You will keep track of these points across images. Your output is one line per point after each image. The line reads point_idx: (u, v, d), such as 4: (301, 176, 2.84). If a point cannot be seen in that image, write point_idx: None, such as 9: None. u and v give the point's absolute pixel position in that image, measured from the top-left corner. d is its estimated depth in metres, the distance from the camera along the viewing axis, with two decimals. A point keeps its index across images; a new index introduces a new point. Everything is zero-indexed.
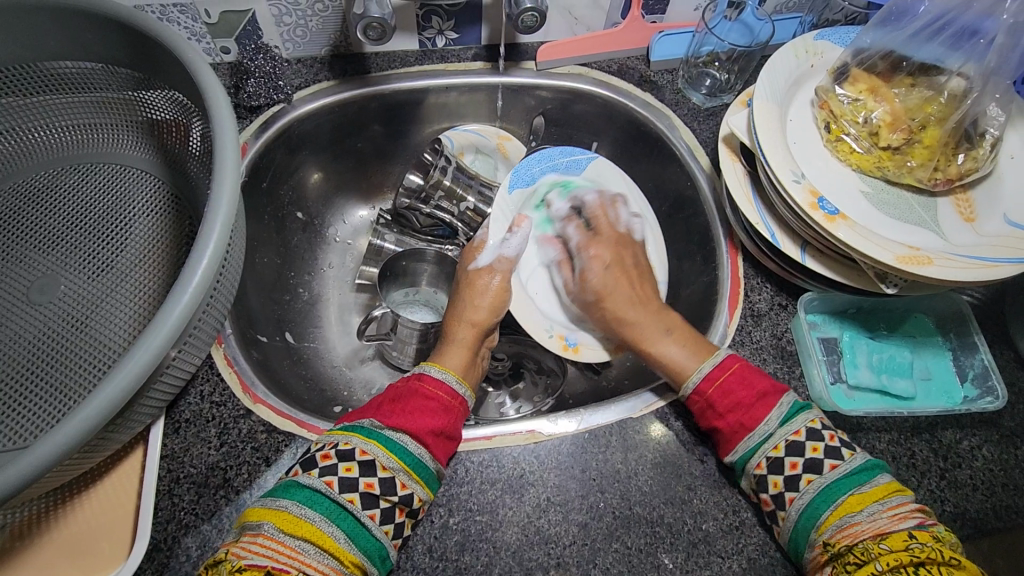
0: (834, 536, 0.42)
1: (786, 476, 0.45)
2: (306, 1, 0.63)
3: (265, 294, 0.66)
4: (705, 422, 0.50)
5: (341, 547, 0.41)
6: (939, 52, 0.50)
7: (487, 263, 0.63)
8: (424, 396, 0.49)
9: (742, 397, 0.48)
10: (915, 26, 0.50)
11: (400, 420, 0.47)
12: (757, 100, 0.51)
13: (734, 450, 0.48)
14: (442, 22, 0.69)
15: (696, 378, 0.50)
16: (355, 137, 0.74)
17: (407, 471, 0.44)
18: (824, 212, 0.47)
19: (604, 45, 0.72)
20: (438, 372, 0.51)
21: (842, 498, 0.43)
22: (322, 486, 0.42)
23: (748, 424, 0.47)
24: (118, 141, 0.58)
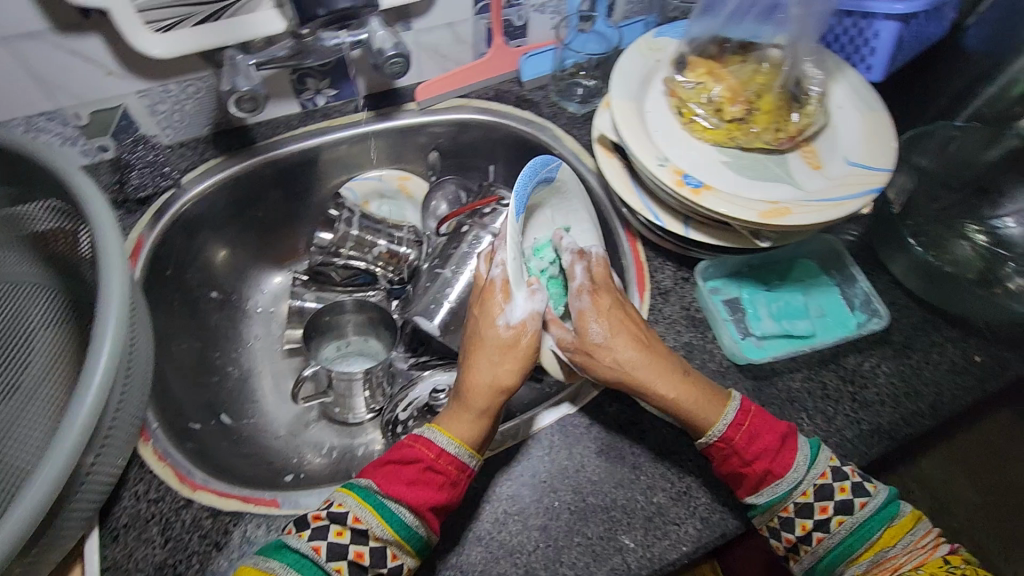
0: (870, 569, 0.46)
1: (816, 519, 0.46)
2: (177, 87, 0.64)
3: (190, 380, 0.64)
4: (728, 468, 0.48)
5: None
6: (753, 28, 0.57)
7: (519, 318, 0.49)
8: (431, 467, 0.45)
9: (768, 442, 0.47)
10: (726, 13, 0.56)
11: (401, 489, 0.44)
12: (614, 100, 0.56)
13: (760, 492, 0.47)
14: (318, 82, 0.72)
15: (721, 427, 0.47)
16: (256, 206, 0.74)
17: (401, 546, 0.43)
18: (690, 187, 0.52)
19: (477, 75, 0.76)
20: (450, 445, 0.46)
21: (876, 535, 0.46)
22: (312, 553, 0.41)
23: (778, 469, 0.46)
24: (5, 262, 0.57)
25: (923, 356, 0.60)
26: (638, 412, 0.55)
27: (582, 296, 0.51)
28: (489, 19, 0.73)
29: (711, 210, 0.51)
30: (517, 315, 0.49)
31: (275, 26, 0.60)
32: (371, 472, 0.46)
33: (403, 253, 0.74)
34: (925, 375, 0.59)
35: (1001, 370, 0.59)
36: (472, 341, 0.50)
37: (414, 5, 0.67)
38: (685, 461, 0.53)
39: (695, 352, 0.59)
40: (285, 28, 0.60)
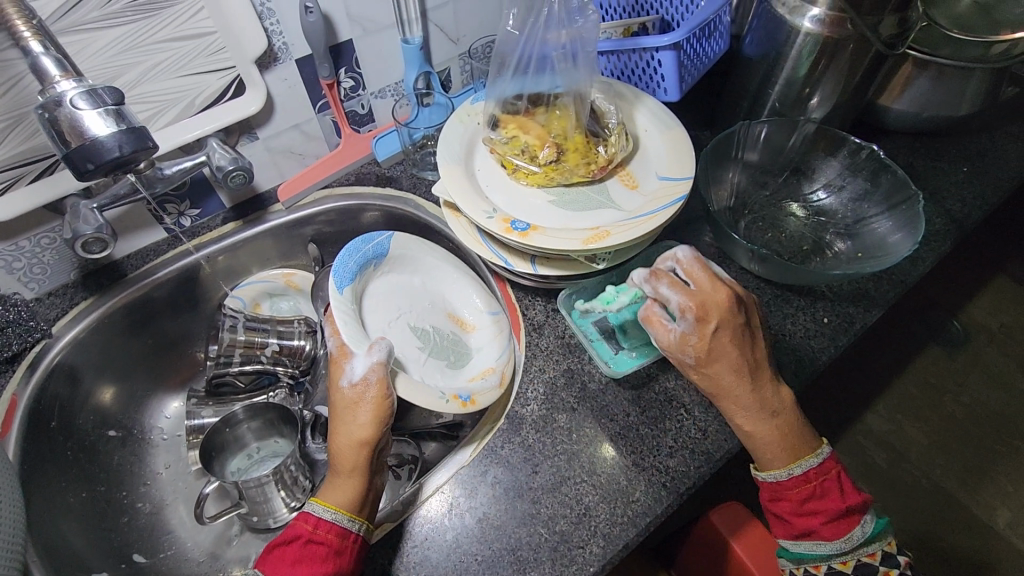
0: None
1: (834, 570, 0.51)
2: (29, 242, 0.65)
3: (92, 529, 0.63)
4: (779, 510, 0.52)
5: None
6: (533, 81, 0.62)
7: (359, 372, 0.55)
8: (313, 542, 0.48)
9: (824, 509, 0.50)
10: (510, 71, 0.61)
11: (288, 570, 0.47)
12: (440, 168, 0.61)
13: (797, 542, 0.51)
14: (178, 205, 0.74)
15: (786, 475, 0.51)
16: (140, 337, 0.75)
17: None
18: (518, 231, 0.56)
19: (334, 165, 0.81)
20: (327, 513, 0.49)
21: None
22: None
23: (821, 536, 0.50)
24: None
25: (779, 328, 0.65)
26: (530, 447, 0.58)
27: (685, 317, 0.51)
28: (332, 114, 0.78)
29: (541, 249, 0.55)
30: (358, 373, 0.55)
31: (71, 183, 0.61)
32: (267, 559, 0.49)
33: (298, 346, 0.76)
34: (784, 346, 0.63)
35: (850, 325, 0.65)
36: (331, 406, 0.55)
37: (252, 117, 0.71)
38: (580, 483, 0.55)
39: (576, 376, 0.62)
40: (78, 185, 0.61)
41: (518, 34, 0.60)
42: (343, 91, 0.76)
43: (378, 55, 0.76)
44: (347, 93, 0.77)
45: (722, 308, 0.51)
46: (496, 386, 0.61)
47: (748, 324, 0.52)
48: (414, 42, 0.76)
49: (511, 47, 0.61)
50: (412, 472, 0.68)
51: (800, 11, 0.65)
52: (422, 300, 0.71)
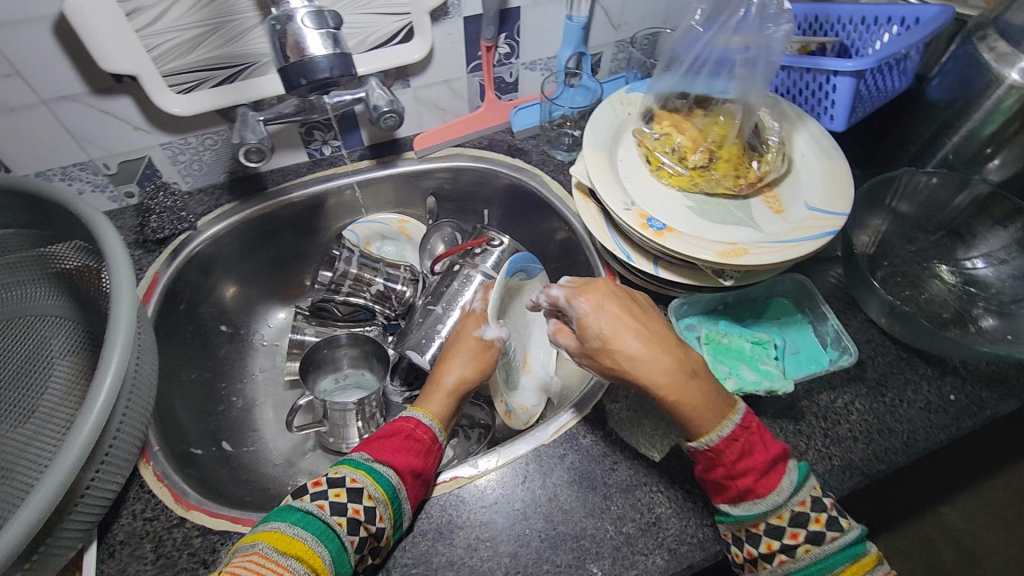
0: None
1: (787, 545, 0.46)
2: (196, 140, 0.71)
3: (196, 408, 0.69)
4: (713, 476, 0.47)
5: (322, 566, 0.44)
6: (706, 83, 0.60)
7: (492, 333, 0.63)
8: (410, 437, 0.53)
9: (757, 462, 0.46)
10: (680, 69, 0.60)
11: (388, 456, 0.51)
12: (585, 151, 0.61)
13: (735, 506, 0.47)
14: (325, 134, 0.78)
15: (713, 437, 0.46)
16: (264, 249, 0.81)
17: (387, 507, 0.48)
18: (653, 229, 0.55)
19: (472, 126, 0.82)
20: (427, 419, 0.56)
21: (837, 568, 0.46)
22: (315, 509, 0.46)
23: (756, 491, 0.46)
24: (32, 295, 0.62)
25: (897, 394, 0.60)
26: (612, 444, 0.57)
27: (573, 302, 0.50)
28: (481, 76, 0.79)
29: (673, 251, 0.54)
30: (490, 334, 0.63)
31: (275, 89, 0.66)
32: (358, 448, 0.52)
33: (400, 290, 0.79)
34: (899, 413, 0.59)
35: (978, 409, 0.59)
36: (450, 347, 0.63)
37: (410, 65, 0.73)
38: (654, 493, 0.54)
39: None
40: (283, 90, 0.66)
41: (699, 31, 0.58)
42: (497, 56, 0.77)
43: (540, 27, 0.77)
44: (501, 59, 0.78)
45: (606, 286, 0.51)
46: (532, 423, 0.70)
47: (642, 304, 0.52)
48: (578, 21, 0.75)
49: (686, 44, 0.59)
50: (481, 436, 0.72)
51: (1009, 60, 0.59)
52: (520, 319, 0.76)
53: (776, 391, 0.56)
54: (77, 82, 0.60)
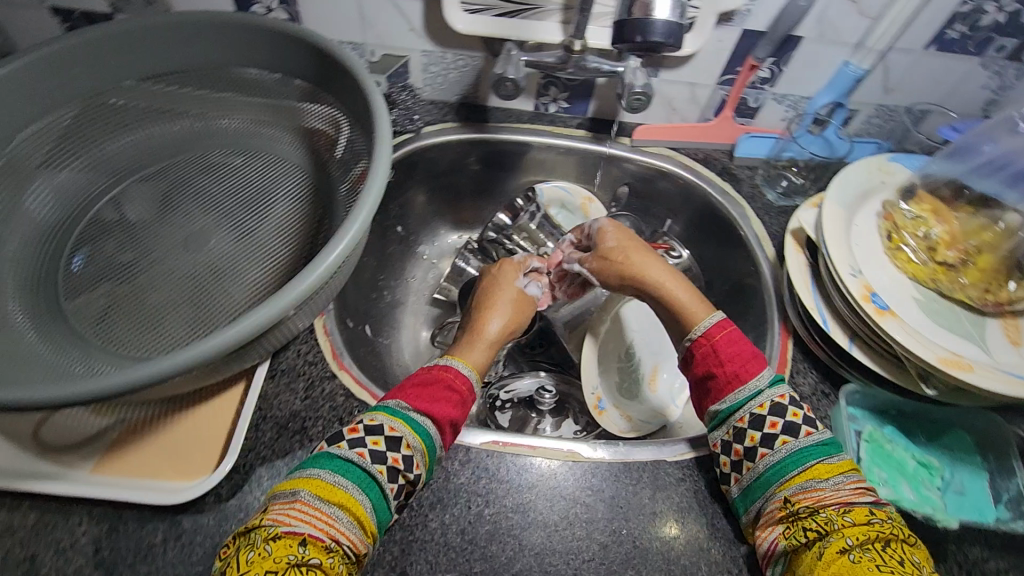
0: (796, 495, 0.47)
1: (764, 433, 0.51)
2: (452, 57, 0.76)
3: (359, 287, 0.75)
4: (704, 366, 0.56)
5: (366, 515, 0.45)
6: (997, 187, 0.56)
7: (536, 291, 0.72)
8: (450, 388, 0.55)
9: (741, 351, 0.55)
10: (969, 163, 0.57)
11: (424, 405, 0.52)
12: (826, 201, 0.59)
13: (723, 400, 0.54)
14: (558, 92, 0.80)
15: (705, 326, 0.58)
16: (460, 175, 0.85)
17: (424, 456, 0.49)
18: (875, 305, 0.52)
19: (695, 136, 0.81)
20: (459, 365, 0.58)
21: (811, 463, 0.48)
22: (354, 457, 0.47)
23: (739, 377, 0.54)
24: (281, 139, 0.71)
25: None
26: None
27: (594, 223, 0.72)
28: (727, 92, 0.77)
29: (889, 336, 0.50)
30: (534, 289, 0.72)
31: (553, 37, 0.69)
32: (395, 393, 0.53)
33: None
34: None
35: None
36: (486, 299, 0.69)
37: (669, 57, 0.73)
38: None
39: None
40: (559, 41, 0.69)
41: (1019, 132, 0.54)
42: (754, 78, 0.75)
43: (811, 64, 0.73)
44: (755, 81, 0.76)
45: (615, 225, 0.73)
46: (619, 431, 0.69)
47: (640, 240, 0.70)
48: (855, 71, 0.70)
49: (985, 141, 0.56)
50: (589, 425, 0.73)
51: None
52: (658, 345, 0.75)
53: (937, 521, 0.53)
54: None
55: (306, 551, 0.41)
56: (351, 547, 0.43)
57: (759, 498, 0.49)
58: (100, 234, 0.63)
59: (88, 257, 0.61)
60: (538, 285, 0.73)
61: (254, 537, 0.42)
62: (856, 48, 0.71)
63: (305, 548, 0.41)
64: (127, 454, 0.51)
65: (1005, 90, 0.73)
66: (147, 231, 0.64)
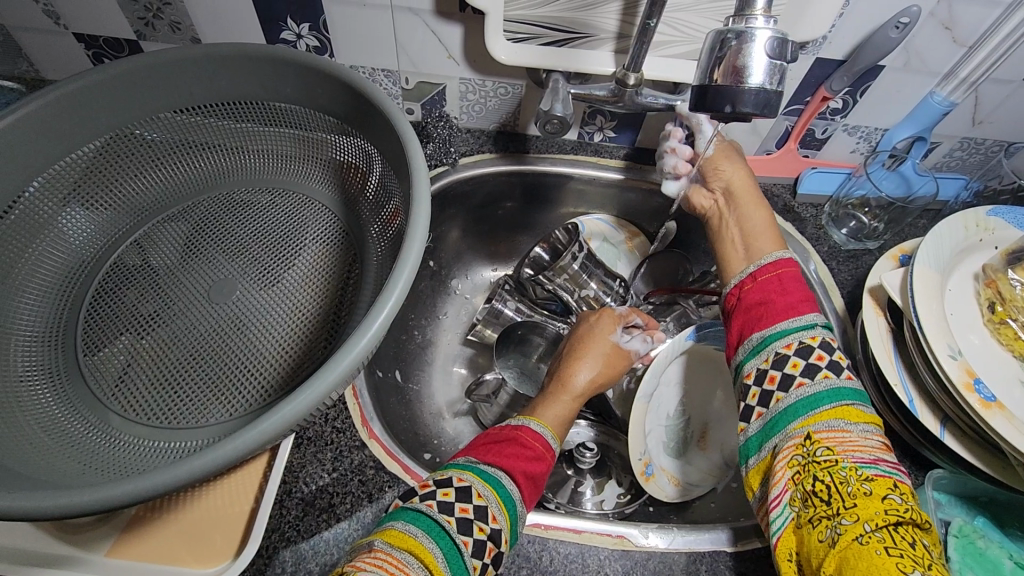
0: (820, 433, 0.44)
1: (807, 363, 0.48)
2: (491, 86, 0.70)
3: (390, 331, 0.71)
4: (760, 293, 0.55)
5: (437, 564, 0.40)
6: None
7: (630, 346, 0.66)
8: (521, 443, 0.52)
9: (801, 290, 0.54)
10: None
11: (493, 458, 0.49)
12: (918, 264, 0.51)
13: (767, 330, 0.52)
14: (605, 121, 0.74)
15: (766, 260, 0.57)
16: (497, 207, 0.80)
17: (500, 506, 0.45)
18: (979, 396, 0.45)
19: (753, 169, 0.74)
20: (536, 425, 0.54)
21: (845, 403, 0.45)
22: (425, 508, 0.43)
23: (795, 308, 0.52)
24: (309, 176, 0.67)
25: None
26: None
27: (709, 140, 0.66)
28: (793, 122, 0.70)
29: (997, 434, 0.44)
30: (627, 343, 0.66)
31: (607, 69, 0.63)
32: (462, 453, 0.51)
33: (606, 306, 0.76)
34: None
35: None
36: (576, 347, 0.64)
37: None
38: None
39: None
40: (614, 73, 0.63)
41: None
42: (824, 109, 0.67)
43: (890, 94, 0.65)
44: (826, 112, 0.68)
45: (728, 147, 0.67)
46: (668, 498, 0.63)
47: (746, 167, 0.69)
48: (942, 103, 0.63)
49: None
50: (633, 486, 0.68)
51: None
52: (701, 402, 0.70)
53: None
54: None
55: None
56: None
57: (776, 436, 0.46)
58: (122, 281, 0.59)
59: (109, 308, 0.57)
60: (638, 340, 0.67)
61: None
62: (945, 77, 0.62)
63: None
64: (147, 536, 0.48)
65: None
66: (170, 279, 0.60)
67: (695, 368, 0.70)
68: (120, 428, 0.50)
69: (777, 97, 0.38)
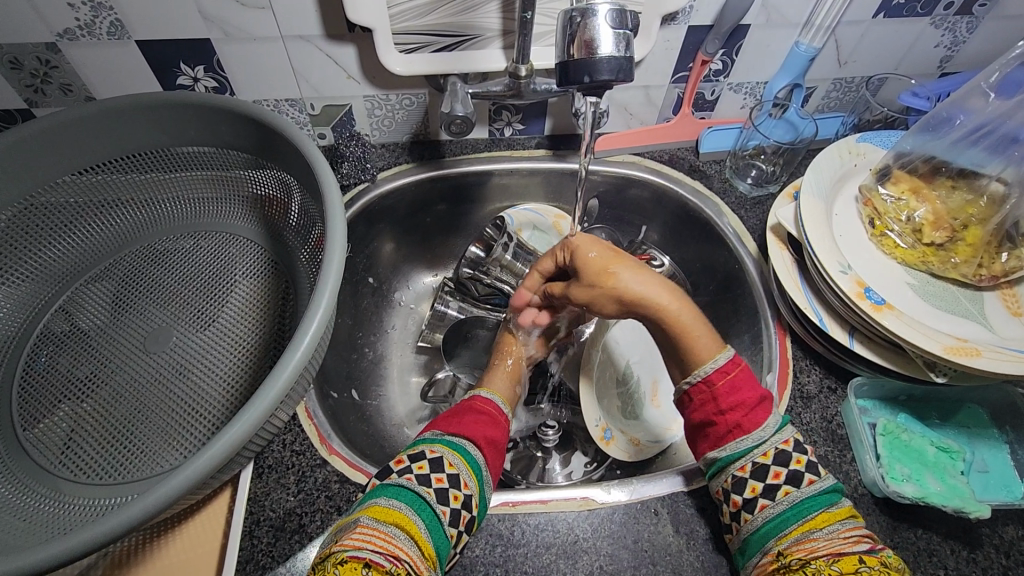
0: (790, 547, 0.45)
1: (765, 484, 0.48)
2: (396, 98, 0.73)
3: (338, 352, 0.72)
4: (702, 414, 0.53)
5: (421, 535, 0.44)
6: (980, 158, 0.55)
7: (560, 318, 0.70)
8: (476, 411, 0.58)
9: (746, 396, 0.52)
10: (952, 137, 0.57)
11: (457, 429, 0.54)
12: (805, 196, 0.58)
13: (722, 447, 0.51)
14: (511, 116, 0.77)
15: (707, 368, 0.53)
16: (424, 213, 0.82)
17: (470, 472, 0.50)
18: (871, 301, 0.52)
19: (655, 138, 0.78)
20: (486, 393, 0.60)
21: (811, 514, 0.46)
22: (405, 482, 0.47)
23: (743, 424, 0.51)
24: (229, 213, 0.67)
25: None
26: None
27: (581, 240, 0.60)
28: (682, 89, 0.74)
29: (890, 330, 0.50)
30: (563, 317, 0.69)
31: (496, 65, 0.67)
32: (428, 428, 0.55)
33: None
34: None
35: None
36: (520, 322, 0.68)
37: None
38: None
39: (829, 469, 0.55)
40: (504, 67, 0.67)
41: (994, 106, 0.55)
42: (707, 72, 0.72)
43: (762, 49, 0.71)
44: (709, 74, 0.73)
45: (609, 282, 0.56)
46: (629, 457, 0.67)
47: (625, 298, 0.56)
48: (808, 50, 0.69)
49: (961, 110, 0.57)
50: (598, 454, 0.71)
51: None
52: (654, 359, 0.73)
53: (968, 513, 0.50)
54: (315, 25, 0.63)
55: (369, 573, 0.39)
56: (413, 567, 0.42)
57: (754, 555, 0.47)
58: (52, 349, 0.58)
59: (41, 378, 0.56)
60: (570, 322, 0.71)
61: (325, 565, 0.41)
62: (804, 27, 0.68)
63: (369, 568, 0.39)
64: None
65: (958, 45, 0.72)
66: (105, 339, 0.60)
67: (641, 331, 0.74)
68: (73, 493, 0.50)
69: (628, 62, 0.44)
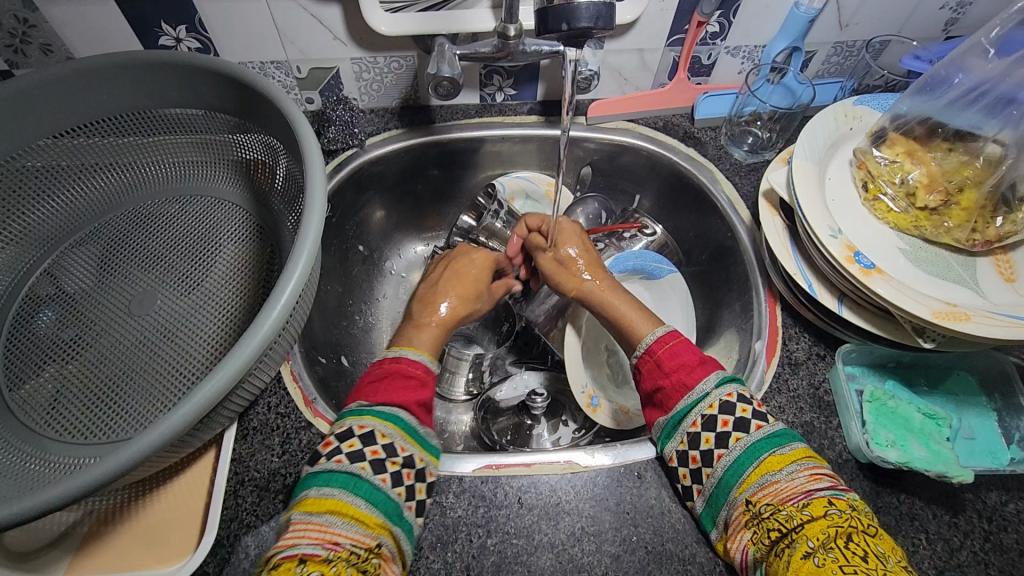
0: (756, 493, 0.45)
1: (718, 433, 0.49)
2: (384, 61, 0.71)
3: (327, 319, 0.72)
4: (650, 381, 0.56)
5: (361, 511, 0.44)
6: (976, 120, 0.54)
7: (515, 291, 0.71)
8: (405, 375, 0.55)
9: (687, 359, 0.54)
10: (949, 98, 0.55)
11: (383, 397, 0.52)
12: (798, 160, 0.57)
13: (672, 409, 0.53)
14: (503, 80, 0.75)
15: (646, 341, 0.57)
16: (415, 181, 0.81)
17: (406, 438, 0.49)
18: (860, 265, 0.51)
19: (648, 104, 0.77)
20: (413, 354, 0.57)
21: (764, 456, 0.47)
22: (336, 466, 0.46)
23: (687, 383, 0.53)
24: (215, 177, 0.66)
25: None
26: None
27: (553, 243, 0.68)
28: (678, 52, 0.72)
29: (880, 295, 0.49)
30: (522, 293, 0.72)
31: (485, 25, 0.65)
32: (353, 398, 0.53)
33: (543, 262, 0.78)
34: None
35: None
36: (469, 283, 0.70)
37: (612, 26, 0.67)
38: None
39: (814, 434, 0.55)
40: (493, 27, 0.65)
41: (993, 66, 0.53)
42: (703, 34, 0.70)
43: (760, 11, 0.68)
44: (706, 37, 0.71)
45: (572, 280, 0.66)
46: (615, 425, 0.66)
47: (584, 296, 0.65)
48: (807, 11, 0.66)
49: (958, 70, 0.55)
50: (587, 421, 0.71)
51: None
52: None
53: (951, 477, 0.49)
54: None
55: (304, 569, 0.39)
56: (357, 544, 0.42)
57: (723, 508, 0.47)
58: (38, 311, 0.58)
59: (26, 341, 0.56)
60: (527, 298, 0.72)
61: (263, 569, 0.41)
62: None
63: (304, 564, 0.40)
64: (99, 548, 0.48)
65: (964, 6, 0.70)
66: (90, 302, 0.60)
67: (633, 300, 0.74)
68: (58, 452, 0.50)
69: (608, 10, 0.44)
